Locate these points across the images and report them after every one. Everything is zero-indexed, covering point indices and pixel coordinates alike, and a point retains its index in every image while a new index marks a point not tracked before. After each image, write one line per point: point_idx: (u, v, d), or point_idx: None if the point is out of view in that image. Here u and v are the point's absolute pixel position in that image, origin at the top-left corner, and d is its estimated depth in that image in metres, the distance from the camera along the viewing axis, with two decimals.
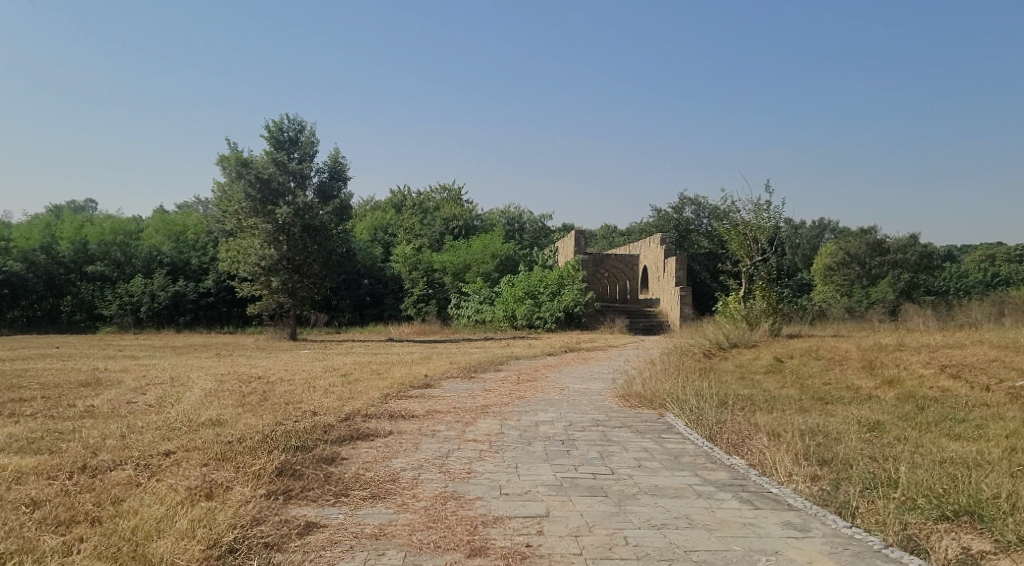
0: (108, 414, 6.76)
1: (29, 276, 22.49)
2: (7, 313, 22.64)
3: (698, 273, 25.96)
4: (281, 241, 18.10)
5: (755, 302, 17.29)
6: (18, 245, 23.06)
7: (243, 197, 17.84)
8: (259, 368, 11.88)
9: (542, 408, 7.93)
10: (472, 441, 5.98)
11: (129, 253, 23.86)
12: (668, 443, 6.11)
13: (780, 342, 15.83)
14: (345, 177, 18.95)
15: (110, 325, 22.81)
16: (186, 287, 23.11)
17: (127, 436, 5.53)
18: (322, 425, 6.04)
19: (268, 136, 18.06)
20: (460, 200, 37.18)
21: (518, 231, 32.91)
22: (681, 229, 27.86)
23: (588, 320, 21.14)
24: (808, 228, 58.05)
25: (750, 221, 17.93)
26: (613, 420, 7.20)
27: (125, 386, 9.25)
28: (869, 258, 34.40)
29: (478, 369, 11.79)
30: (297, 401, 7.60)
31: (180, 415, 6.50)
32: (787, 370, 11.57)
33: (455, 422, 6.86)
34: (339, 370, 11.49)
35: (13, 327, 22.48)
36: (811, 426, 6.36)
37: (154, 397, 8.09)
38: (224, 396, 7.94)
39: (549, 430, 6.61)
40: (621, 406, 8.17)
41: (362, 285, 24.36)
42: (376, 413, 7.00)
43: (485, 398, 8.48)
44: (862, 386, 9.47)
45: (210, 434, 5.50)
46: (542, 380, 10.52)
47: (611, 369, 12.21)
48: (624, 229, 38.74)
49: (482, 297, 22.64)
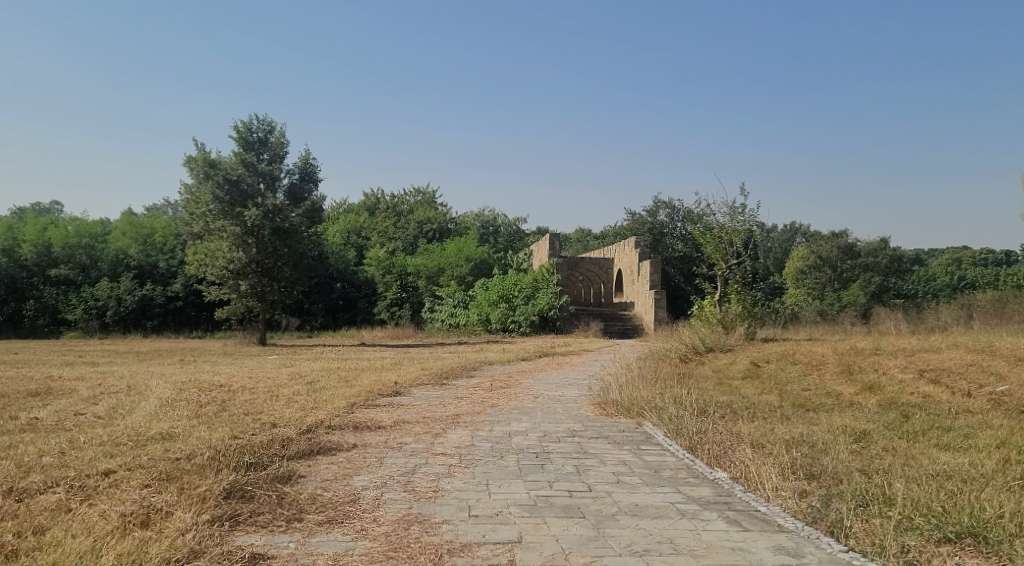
0: (51, 427, 6.31)
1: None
2: None
3: (672, 277, 25.83)
4: (250, 244, 17.59)
5: (731, 305, 17.15)
6: None
7: (211, 198, 17.29)
8: (223, 375, 11.44)
9: (515, 417, 7.60)
10: (441, 455, 5.63)
11: (95, 255, 23.14)
12: (647, 455, 5.83)
13: (756, 347, 15.69)
14: (316, 179, 18.49)
15: (75, 330, 22.12)
16: (153, 291, 22.45)
17: (66, 452, 5.11)
18: (280, 439, 5.65)
19: (236, 136, 17.54)
20: (433, 203, 36.71)
21: (493, 234, 32.56)
22: (655, 233, 27.55)
23: (562, 324, 20.92)
24: (779, 231, 58.43)
25: (726, 224, 17.79)
26: (589, 430, 6.89)
27: (77, 396, 8.77)
28: (841, 262, 34.16)
29: (451, 375, 11.42)
30: (258, 412, 7.19)
31: (129, 427, 6.07)
32: (765, 376, 11.36)
33: (423, 433, 6.51)
34: (305, 377, 11.04)
35: None
36: (794, 436, 6.16)
37: (106, 408, 7.62)
38: (181, 406, 7.49)
39: (522, 442, 6.28)
40: (597, 414, 7.87)
41: (334, 289, 23.84)
42: (341, 424, 6.64)
43: (456, 407, 8.13)
44: (842, 393, 9.29)
45: (157, 450, 5.08)
46: (516, 387, 10.20)
47: (587, 375, 11.92)
48: (599, 233, 38.58)
49: (456, 301, 22.27)
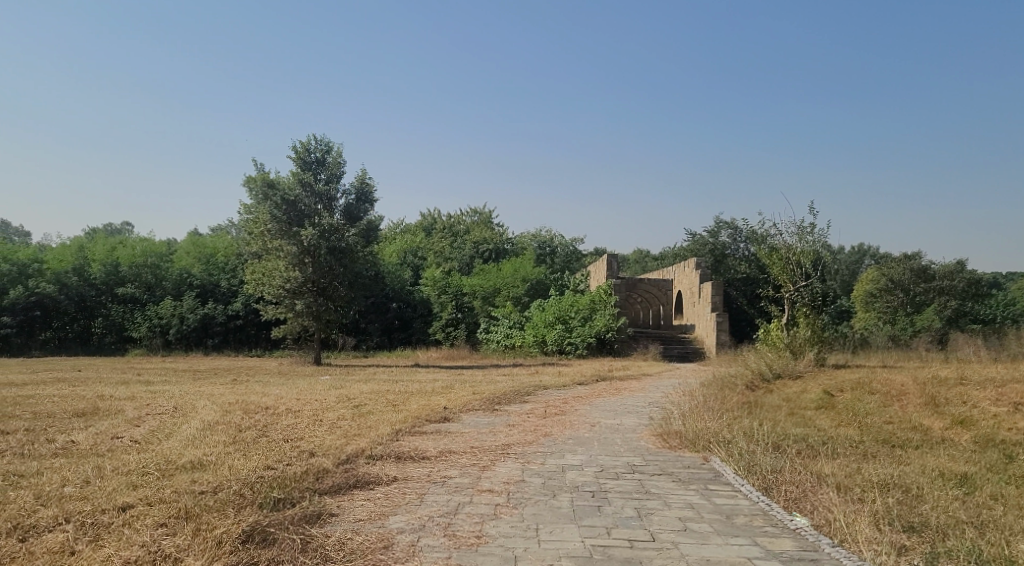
0: (84, 451, 6.04)
1: (61, 298, 22.36)
2: (40, 334, 22.56)
3: (735, 299, 24.86)
4: (306, 263, 17.53)
5: (799, 330, 16.24)
6: (52, 267, 22.85)
7: (269, 218, 17.30)
8: (272, 397, 11.21)
9: (570, 449, 7.06)
10: (488, 492, 5.13)
11: (160, 274, 23.52)
12: (717, 498, 5.23)
13: (827, 374, 14.77)
14: (372, 199, 18.29)
15: (139, 347, 22.48)
16: (214, 309, 22.63)
17: (90, 481, 4.80)
18: (314, 471, 5.24)
19: (294, 156, 17.54)
20: (490, 223, 36.48)
21: (550, 255, 32.10)
22: (716, 254, 26.50)
23: (619, 347, 20.24)
24: (846, 252, 56.49)
25: (794, 244, 16.90)
26: (651, 466, 6.30)
27: (122, 417, 8.60)
28: (913, 285, 32.62)
29: (503, 400, 10.93)
30: (298, 438, 6.82)
31: (162, 454, 5.76)
32: (841, 407, 10.53)
33: (470, 466, 6.02)
34: (353, 400, 10.71)
35: (45, 349, 22.38)
36: (885, 479, 5.46)
37: (148, 431, 7.37)
38: (221, 431, 7.18)
39: (577, 478, 5.74)
40: (659, 447, 7.27)
41: (390, 309, 23.69)
42: (383, 454, 6.22)
43: (507, 436, 7.64)
44: (930, 428, 8.47)
45: (183, 482, 4.73)
46: (572, 414, 9.64)
47: (646, 402, 11.28)
48: (658, 254, 37.74)
49: (512, 322, 21.88)
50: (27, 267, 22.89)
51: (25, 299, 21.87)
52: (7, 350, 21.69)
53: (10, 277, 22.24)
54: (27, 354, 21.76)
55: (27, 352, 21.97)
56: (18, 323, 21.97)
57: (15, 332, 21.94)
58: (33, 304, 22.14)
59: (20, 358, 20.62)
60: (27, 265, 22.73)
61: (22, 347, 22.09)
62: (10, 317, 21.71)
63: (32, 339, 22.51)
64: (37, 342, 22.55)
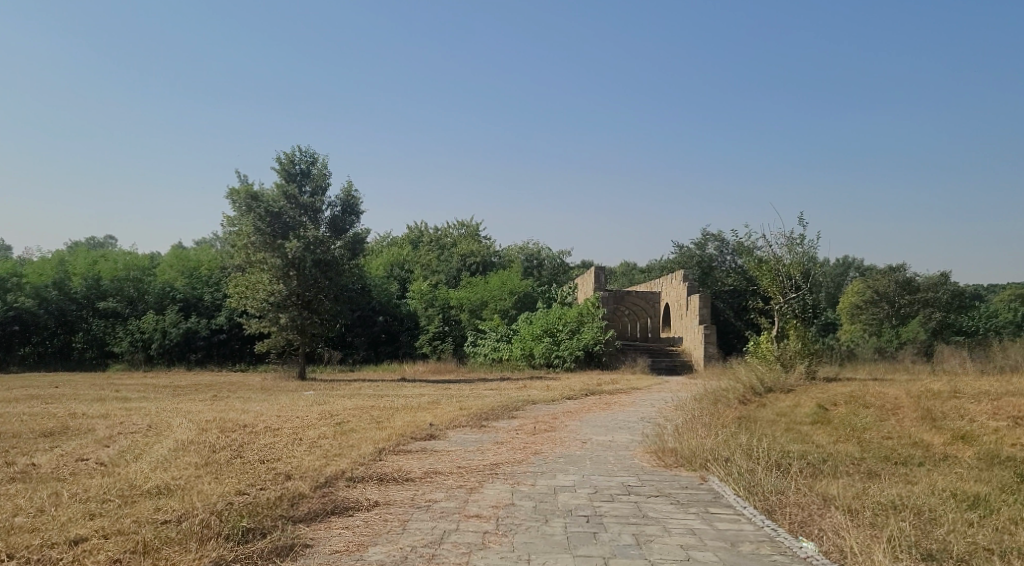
0: (44, 475, 5.67)
1: (41, 313, 21.87)
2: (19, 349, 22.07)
3: (722, 312, 24.66)
4: (291, 276, 17.15)
5: (790, 342, 16.03)
6: (31, 281, 22.35)
7: (253, 230, 16.91)
8: (252, 414, 10.81)
9: (562, 468, 6.75)
10: (475, 518, 4.81)
11: (142, 288, 23.05)
12: (719, 522, 4.94)
13: (820, 387, 14.54)
14: (358, 211, 17.95)
15: (120, 363, 21.98)
16: (197, 323, 22.16)
17: (44, 510, 4.44)
18: (290, 496, 4.90)
19: (278, 168, 17.20)
20: (477, 235, 36.19)
21: (537, 268, 31.86)
22: (703, 266, 26.27)
23: (607, 360, 19.95)
24: (830, 265, 56.61)
25: (784, 256, 16.69)
26: (646, 487, 5.99)
27: (92, 436, 8.21)
28: (898, 297, 32.58)
29: (491, 416, 10.59)
30: (275, 459, 6.47)
31: (127, 478, 5.39)
32: (836, 421, 10.27)
33: (456, 488, 5.69)
34: (336, 416, 10.34)
35: (24, 365, 21.90)
36: (895, 501, 5.18)
37: (116, 452, 6.98)
38: (194, 452, 6.81)
39: (571, 500, 5.43)
40: (654, 466, 6.96)
41: (377, 322, 23.30)
42: (365, 475, 5.88)
43: (496, 454, 7.31)
44: (930, 443, 8.21)
45: (146, 510, 4.39)
46: (562, 430, 9.33)
47: (637, 417, 10.98)
48: (645, 266, 37.57)
49: (499, 335, 21.58)
50: (5, 281, 22.39)
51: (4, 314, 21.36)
52: None
53: None
54: (5, 370, 21.23)
55: (5, 368, 21.45)
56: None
57: None
58: (12, 319, 21.62)
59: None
60: (6, 279, 22.24)
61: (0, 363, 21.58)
62: None
63: (11, 354, 22.05)
64: (16, 357, 22.03)
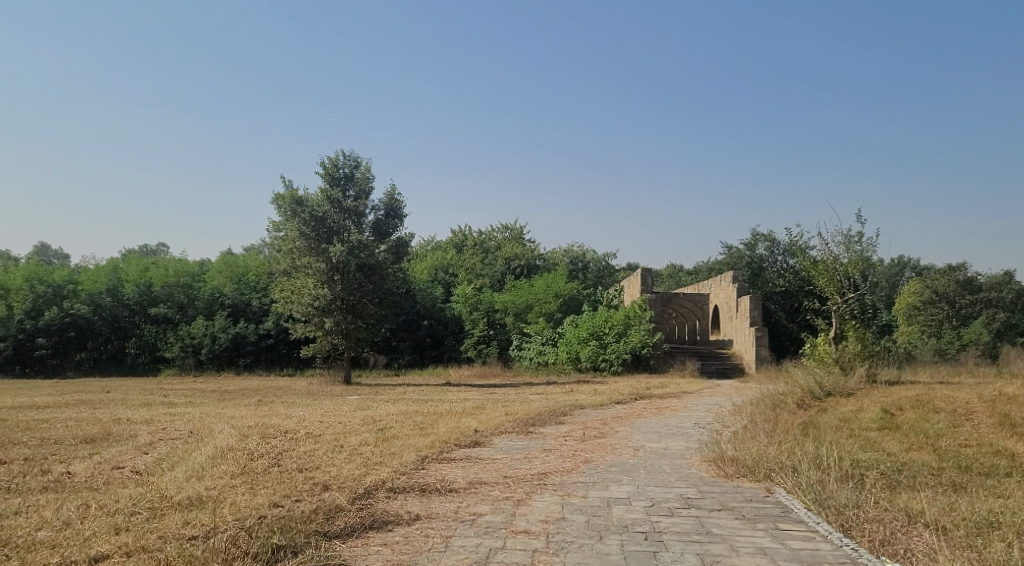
0: (77, 485, 5.49)
1: (95, 319, 22.20)
2: (74, 355, 22.45)
3: (774, 314, 23.82)
4: (335, 280, 17.05)
5: (849, 344, 15.28)
6: (86, 288, 22.73)
7: (298, 235, 16.81)
8: (295, 419, 10.63)
9: (614, 478, 6.33)
10: (523, 534, 4.43)
11: (192, 294, 23.30)
12: (792, 540, 4.49)
13: (883, 391, 13.79)
14: (401, 215, 17.77)
15: (171, 367, 22.20)
16: (246, 328, 22.26)
17: (70, 523, 4.23)
18: (326, 508, 4.60)
19: (322, 172, 17.12)
20: (521, 239, 35.86)
21: (582, 270, 31.35)
22: (754, 267, 25.44)
23: (655, 363, 19.37)
24: (885, 265, 54.64)
25: (842, 255, 15.95)
26: (707, 500, 5.52)
27: (134, 442, 8.08)
28: (959, 297, 31.16)
29: (538, 422, 10.21)
30: (314, 468, 6.21)
31: (159, 489, 5.17)
32: (906, 427, 9.62)
33: (502, 500, 5.32)
34: (379, 422, 10.09)
35: (79, 369, 22.30)
36: (989, 519, 4.65)
37: (154, 459, 6.79)
38: (230, 460, 6.57)
39: (626, 513, 5.02)
40: (714, 477, 6.49)
41: (422, 326, 23.12)
42: (405, 486, 5.56)
43: (544, 463, 6.92)
44: (1012, 453, 7.56)
45: (174, 524, 4.14)
46: (612, 437, 8.91)
47: (691, 423, 10.47)
48: (692, 269, 36.77)
49: (545, 339, 21.19)
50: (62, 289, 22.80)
51: (59, 320, 21.73)
52: (43, 373, 21.61)
53: (45, 298, 22.12)
54: (62, 375, 21.59)
55: (61, 374, 21.86)
56: (53, 344, 21.80)
57: (50, 354, 21.82)
58: (67, 325, 21.99)
59: (53, 380, 20.42)
60: (62, 286, 22.68)
61: (57, 368, 21.98)
62: (45, 339, 21.58)
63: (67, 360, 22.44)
64: (72, 363, 22.39)
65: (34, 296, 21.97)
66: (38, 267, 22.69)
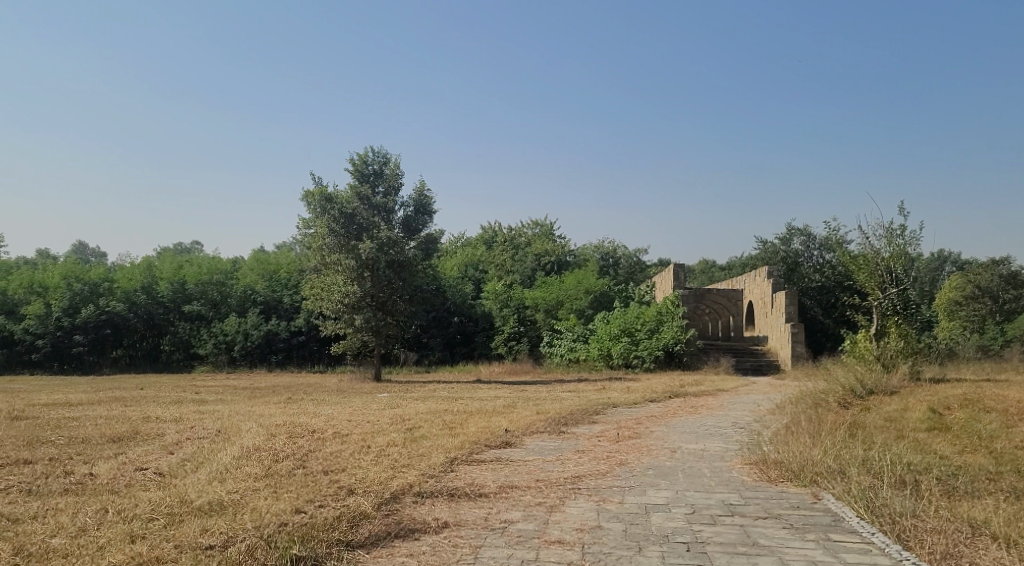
0: (99, 488, 5.35)
1: (131, 316, 22.41)
2: (111, 352, 22.69)
3: (810, 310, 23.21)
4: (365, 277, 16.91)
5: (890, 340, 14.75)
6: (122, 286, 22.95)
7: (327, 232, 16.69)
8: (324, 418, 10.49)
9: (652, 482, 6.03)
10: (557, 544, 4.16)
11: (226, 292, 23.42)
12: (846, 552, 4.17)
13: (928, 389, 13.27)
14: (431, 210, 17.59)
15: (205, 364, 22.33)
16: (278, 325, 22.30)
17: (85, 531, 4.07)
18: (350, 515, 4.39)
19: (352, 169, 17.01)
20: (551, 235, 35.56)
21: (613, 266, 30.94)
22: (789, 262, 24.81)
23: (688, 360, 18.97)
24: (925, 260, 53.28)
25: (883, 249, 15.37)
26: (751, 506, 5.20)
27: (161, 442, 7.97)
28: (1002, 292, 30.17)
29: (570, 421, 9.93)
30: (339, 470, 6.01)
31: (179, 492, 4.99)
32: (957, 428, 9.14)
33: (535, 506, 5.06)
34: (407, 421, 9.89)
35: (116, 366, 22.55)
36: None
37: (179, 460, 6.65)
38: (255, 461, 6.40)
39: (665, 522, 4.73)
40: (756, 481, 6.15)
41: (452, 323, 22.99)
42: (432, 491, 5.32)
43: (578, 466, 6.65)
44: None
45: (192, 531, 3.96)
46: (646, 437, 8.61)
47: (728, 423, 10.12)
48: (724, 264, 36.23)
49: (575, 335, 20.89)
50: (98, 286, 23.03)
51: (96, 317, 21.95)
52: (80, 370, 21.87)
53: (82, 296, 22.36)
54: (98, 372, 21.83)
55: (99, 370, 22.10)
56: (90, 341, 22.04)
57: (87, 350, 22.08)
58: (104, 322, 22.20)
59: (90, 376, 20.66)
60: (98, 284, 22.89)
61: (94, 365, 22.23)
62: (82, 336, 21.82)
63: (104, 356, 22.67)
64: (109, 359, 22.63)
65: (72, 294, 22.21)
66: (76, 266, 22.95)
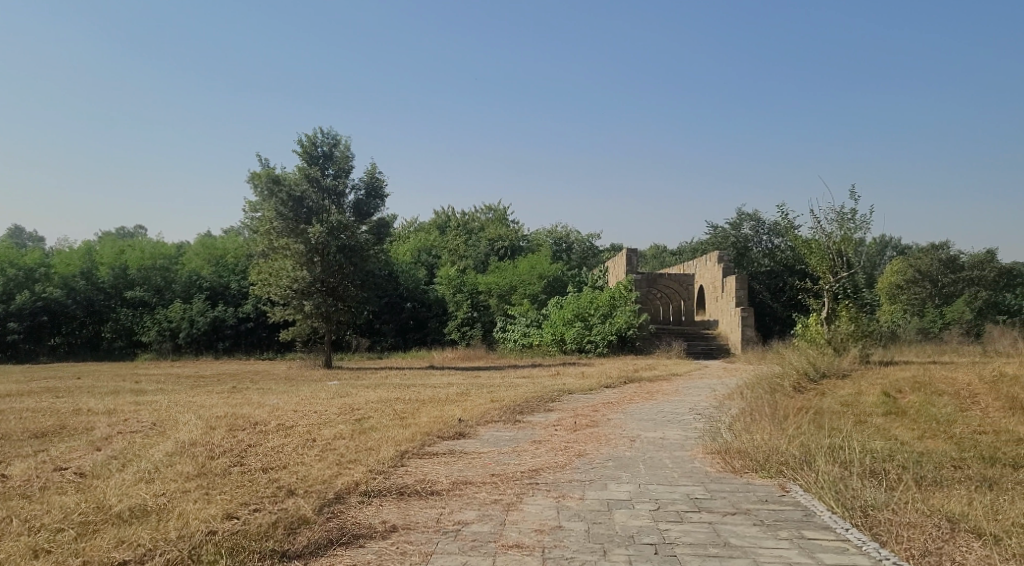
0: (10, 492, 4.84)
1: (69, 303, 21.35)
2: (48, 340, 21.59)
3: (758, 294, 23.34)
4: (315, 262, 16.31)
5: (841, 324, 14.81)
6: (59, 271, 21.82)
7: (275, 215, 16.03)
8: (268, 409, 9.98)
9: (613, 475, 5.74)
10: (515, 549, 3.84)
11: (170, 277, 22.42)
12: (822, 552, 3.95)
13: (878, 371, 13.36)
14: (383, 194, 17.00)
15: (149, 352, 21.41)
16: (225, 312, 21.48)
17: None
18: (289, 521, 4.00)
19: (301, 151, 16.33)
20: (505, 220, 35.19)
21: (566, 251, 30.74)
22: (738, 247, 24.86)
23: (642, 344, 18.88)
24: (866, 246, 54.51)
25: (835, 233, 15.36)
26: (718, 501, 4.97)
27: (88, 437, 7.40)
28: (942, 276, 30.88)
29: (525, 409, 9.62)
30: (280, 467, 5.58)
31: (95, 497, 4.52)
32: (913, 412, 9.12)
33: (490, 505, 4.73)
34: (356, 411, 9.45)
35: (54, 355, 21.48)
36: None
37: (103, 458, 6.12)
38: (186, 458, 5.91)
39: (630, 520, 4.45)
40: (721, 472, 5.91)
41: (405, 309, 22.49)
42: (379, 490, 4.93)
43: (535, 458, 6.33)
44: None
45: (107, 544, 3.52)
46: (604, 426, 8.36)
47: (684, 410, 9.93)
48: (675, 249, 36.42)
49: (529, 320, 20.59)
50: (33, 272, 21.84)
51: (31, 304, 20.82)
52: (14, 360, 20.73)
53: (16, 282, 21.20)
54: (34, 361, 20.75)
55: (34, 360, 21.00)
56: (25, 329, 20.90)
57: (22, 339, 20.95)
58: (40, 309, 21.07)
59: (25, 366, 19.62)
60: (34, 269, 21.71)
61: (30, 354, 21.10)
62: (15, 324, 20.67)
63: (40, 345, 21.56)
64: (46, 348, 21.53)
65: (4, 280, 21.03)
66: (9, 250, 21.73)
